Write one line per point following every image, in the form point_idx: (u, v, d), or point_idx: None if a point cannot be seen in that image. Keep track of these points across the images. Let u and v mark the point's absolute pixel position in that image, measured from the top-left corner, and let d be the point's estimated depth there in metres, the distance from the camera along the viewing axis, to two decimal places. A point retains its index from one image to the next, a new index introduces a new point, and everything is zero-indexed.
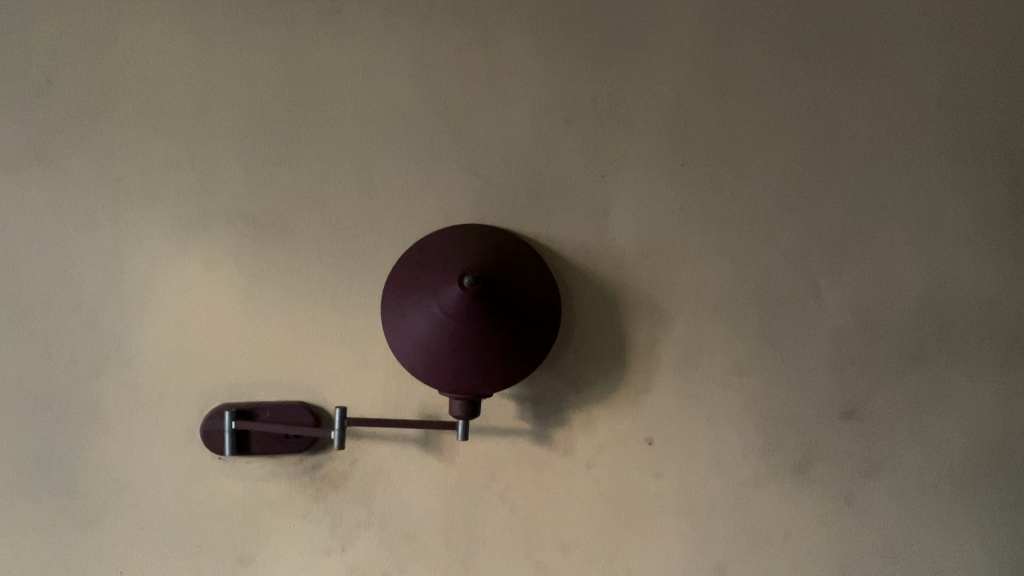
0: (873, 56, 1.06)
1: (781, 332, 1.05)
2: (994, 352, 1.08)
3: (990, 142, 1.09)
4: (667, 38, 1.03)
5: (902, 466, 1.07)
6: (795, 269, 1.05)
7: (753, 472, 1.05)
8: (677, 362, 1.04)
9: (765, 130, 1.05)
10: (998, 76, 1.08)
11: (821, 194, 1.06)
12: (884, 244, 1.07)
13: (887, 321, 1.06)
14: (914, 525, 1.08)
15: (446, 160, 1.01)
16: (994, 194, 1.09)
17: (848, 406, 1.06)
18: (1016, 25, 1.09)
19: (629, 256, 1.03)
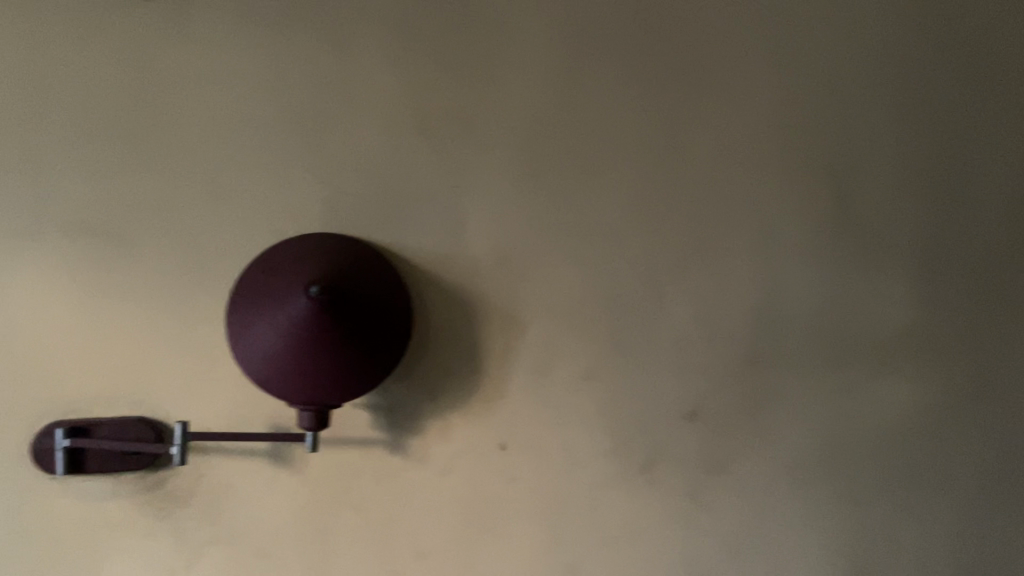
0: (714, 73, 1.12)
1: (627, 337, 1.09)
2: (825, 354, 1.14)
3: (820, 156, 1.15)
4: (519, 52, 1.06)
5: (741, 464, 1.12)
6: (643, 277, 1.09)
7: (603, 474, 1.08)
8: (529, 368, 1.06)
9: (614, 143, 1.08)
10: (827, 94, 1.15)
11: (666, 206, 1.10)
12: (724, 253, 1.11)
13: (726, 326, 1.11)
14: (754, 521, 1.12)
15: (296, 168, 1.00)
16: (824, 205, 1.14)
17: (693, 408, 1.11)
18: (843, 47, 1.16)
19: (481, 265, 1.04)
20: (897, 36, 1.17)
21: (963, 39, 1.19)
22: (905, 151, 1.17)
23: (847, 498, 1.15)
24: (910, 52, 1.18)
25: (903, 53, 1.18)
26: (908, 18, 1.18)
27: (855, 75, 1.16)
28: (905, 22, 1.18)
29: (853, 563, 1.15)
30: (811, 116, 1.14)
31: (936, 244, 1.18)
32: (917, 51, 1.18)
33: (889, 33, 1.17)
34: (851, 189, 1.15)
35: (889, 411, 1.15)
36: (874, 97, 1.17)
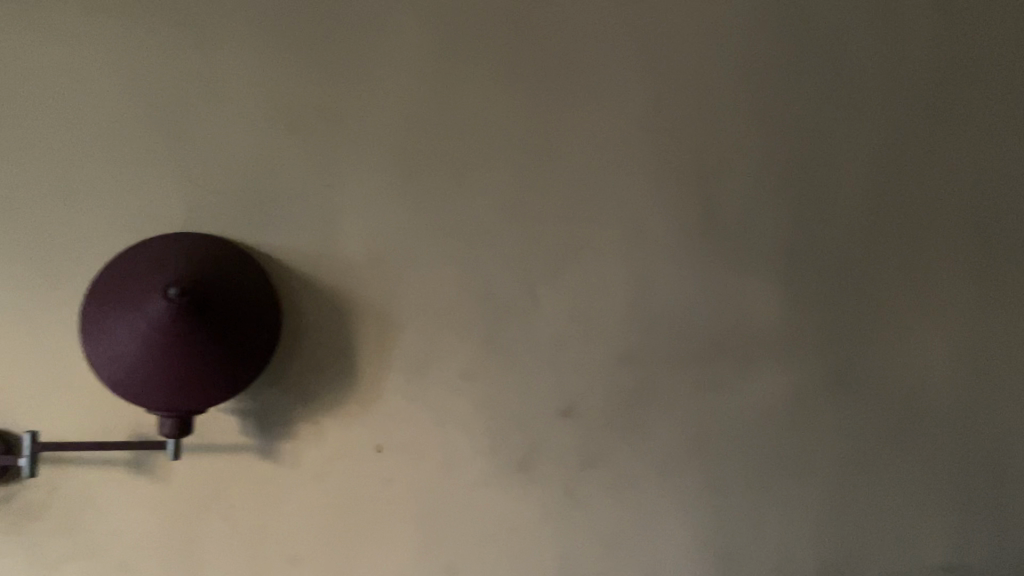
0: (585, 76, 1.13)
1: (503, 336, 1.10)
2: (695, 349, 1.17)
3: (690, 156, 1.17)
4: (391, 51, 1.05)
5: (616, 458, 1.14)
6: (517, 275, 1.10)
7: (479, 473, 1.08)
8: (404, 368, 1.05)
9: (488, 143, 1.09)
10: (695, 96, 1.18)
11: (540, 206, 1.11)
12: (597, 252, 1.14)
13: (600, 324, 1.14)
14: (630, 514, 1.14)
15: (158, 167, 0.97)
16: (693, 204, 1.17)
17: (569, 405, 1.12)
18: (711, 49, 1.19)
19: (354, 265, 1.03)
20: (764, 37, 1.21)
21: (827, 45, 1.23)
22: (773, 154, 1.20)
23: (717, 490, 1.18)
24: (777, 57, 1.21)
25: (771, 58, 1.21)
26: (776, 23, 1.21)
27: (723, 77, 1.19)
28: (772, 27, 1.21)
29: (727, 554, 1.18)
30: (681, 119, 1.17)
31: (804, 244, 1.21)
32: (783, 52, 1.21)
33: (757, 38, 1.20)
34: (721, 190, 1.18)
35: (757, 405, 1.19)
36: (743, 101, 1.20)
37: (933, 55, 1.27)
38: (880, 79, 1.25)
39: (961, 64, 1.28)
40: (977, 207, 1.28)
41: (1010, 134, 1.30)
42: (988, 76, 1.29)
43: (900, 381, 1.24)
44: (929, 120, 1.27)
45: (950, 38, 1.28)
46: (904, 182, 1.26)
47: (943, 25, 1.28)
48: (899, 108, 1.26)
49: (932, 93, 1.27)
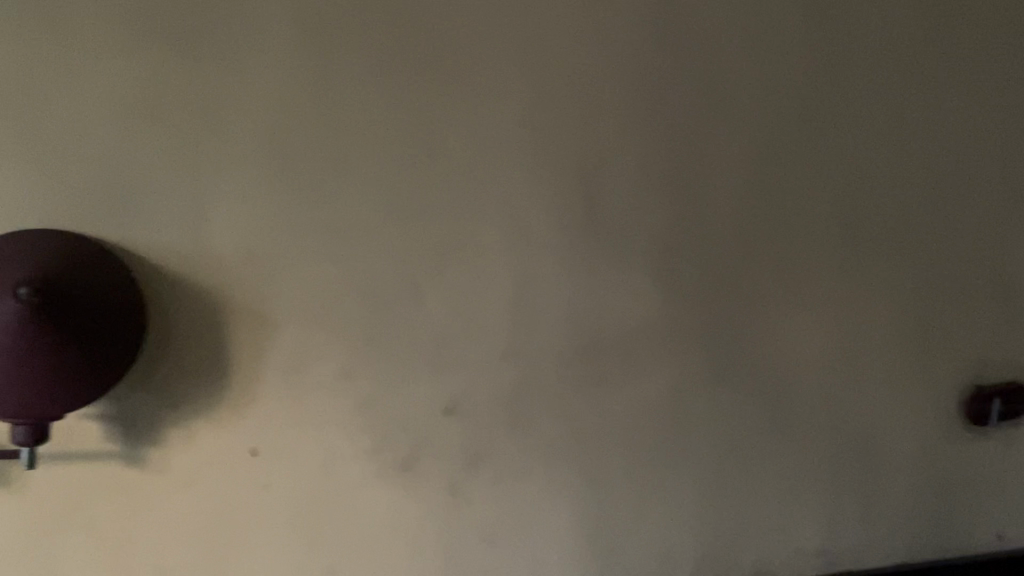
0: (468, 68, 1.11)
1: (384, 334, 1.08)
2: (577, 344, 1.18)
3: (572, 154, 1.17)
4: (264, 41, 1.02)
5: (500, 455, 1.14)
6: (397, 275, 1.09)
7: (360, 474, 1.07)
8: (280, 370, 1.03)
9: (367, 138, 1.07)
10: (578, 91, 1.17)
11: (422, 202, 1.10)
12: (480, 249, 1.13)
13: (482, 321, 1.13)
14: (513, 510, 1.15)
15: (11, 161, 0.92)
16: (574, 203, 1.17)
17: (452, 403, 1.12)
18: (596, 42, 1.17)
19: (225, 264, 1.01)
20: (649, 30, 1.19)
21: (711, 43, 1.22)
22: (655, 153, 1.20)
23: (602, 484, 1.20)
24: (659, 56, 1.20)
25: (653, 57, 1.20)
26: (659, 20, 1.20)
27: (608, 71, 1.18)
28: (655, 25, 1.20)
29: (611, 546, 1.20)
30: (563, 117, 1.16)
31: (685, 243, 1.22)
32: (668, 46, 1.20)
33: (642, 32, 1.19)
34: (604, 189, 1.18)
35: (639, 399, 1.21)
36: (625, 99, 1.19)
37: (815, 52, 1.28)
38: (762, 79, 1.25)
39: (840, 65, 1.29)
40: (851, 206, 1.31)
41: (883, 133, 1.32)
42: (865, 77, 1.31)
43: (776, 374, 1.28)
44: (809, 120, 1.28)
45: (830, 38, 1.29)
46: (784, 179, 1.27)
47: (825, 25, 1.28)
48: (780, 109, 1.26)
49: (812, 94, 1.28)
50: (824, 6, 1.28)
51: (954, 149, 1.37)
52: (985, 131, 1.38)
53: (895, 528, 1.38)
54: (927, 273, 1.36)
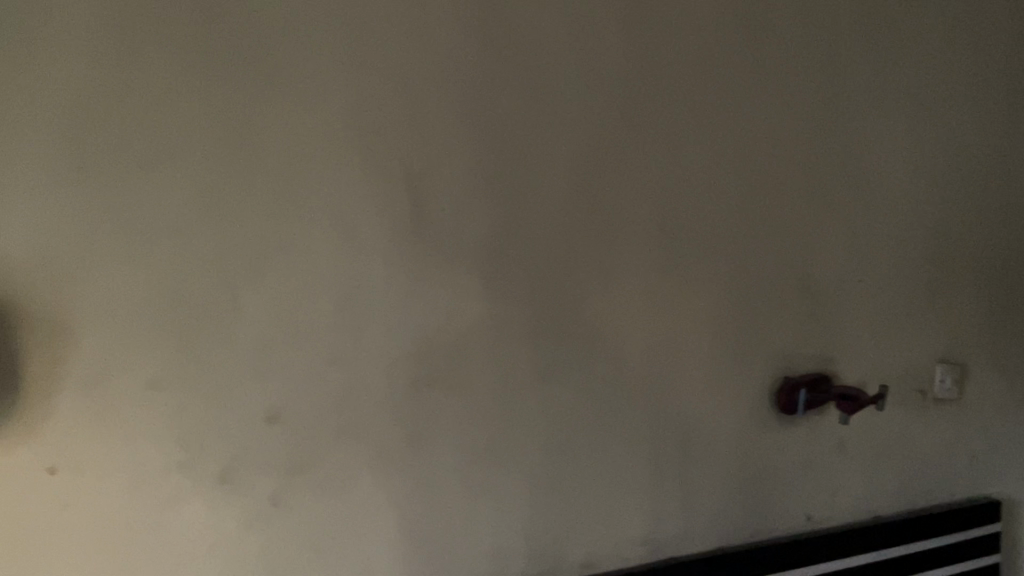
0: (285, 64, 1.07)
1: (198, 341, 1.04)
2: (404, 348, 1.17)
3: (397, 155, 1.15)
4: (57, 31, 0.96)
5: (323, 463, 1.12)
6: (210, 280, 1.05)
7: (173, 487, 1.04)
8: (81, 382, 0.99)
9: (175, 135, 1.02)
10: (403, 91, 1.15)
11: (238, 203, 1.06)
12: (301, 252, 1.09)
13: (303, 326, 1.10)
14: (338, 518, 1.13)
15: None
16: (399, 205, 1.15)
17: (273, 410, 1.09)
18: (420, 42, 1.16)
19: (17, 271, 0.95)
20: (473, 31, 1.19)
21: (539, 50, 1.24)
22: (485, 156, 1.21)
23: (433, 485, 1.20)
24: (489, 60, 1.20)
25: (483, 60, 1.20)
26: (489, 23, 1.20)
27: (433, 72, 1.17)
28: (486, 28, 1.20)
29: (441, 548, 1.21)
30: (392, 118, 1.14)
31: (514, 245, 1.24)
32: (492, 48, 1.21)
33: (467, 33, 1.19)
34: (433, 192, 1.18)
35: (467, 401, 1.21)
36: (456, 103, 1.18)
37: (634, 59, 1.32)
38: (589, 86, 1.28)
39: (662, 74, 1.34)
40: (671, 210, 1.37)
41: (697, 140, 1.38)
42: (686, 86, 1.37)
43: (603, 372, 1.32)
44: (633, 127, 1.32)
45: (654, 48, 1.33)
46: (605, 183, 1.31)
47: (648, 35, 1.33)
48: (606, 115, 1.30)
49: (636, 101, 1.32)
50: (648, 16, 1.33)
51: (765, 157, 1.45)
52: (790, 140, 1.48)
53: (713, 515, 1.45)
54: (741, 274, 1.44)
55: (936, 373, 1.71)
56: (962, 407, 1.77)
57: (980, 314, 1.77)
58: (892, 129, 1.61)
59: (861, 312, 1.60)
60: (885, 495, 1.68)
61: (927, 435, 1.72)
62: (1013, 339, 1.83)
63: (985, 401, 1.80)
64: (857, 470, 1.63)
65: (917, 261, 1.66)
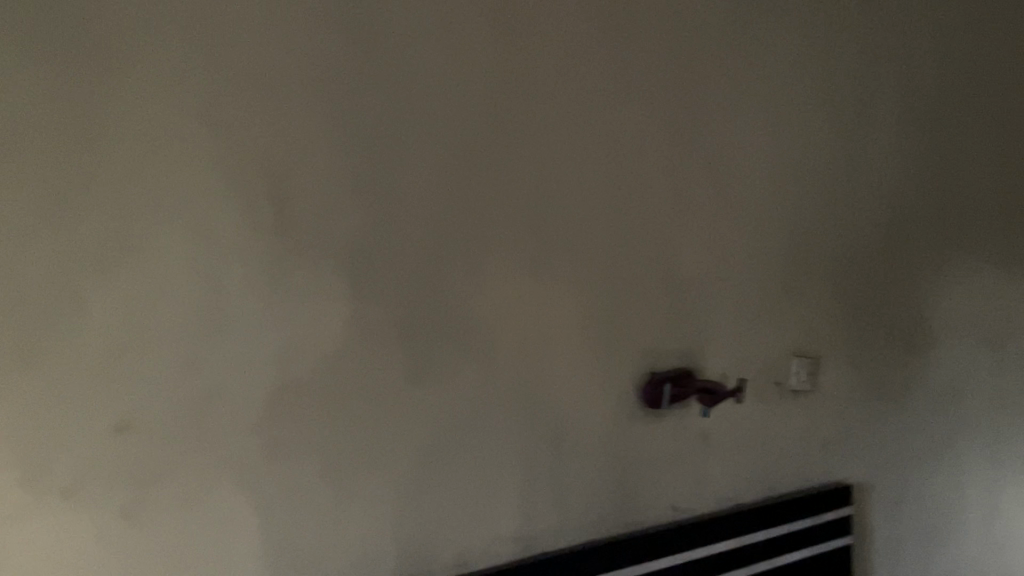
0: (133, 57, 1.03)
1: (39, 347, 0.99)
2: (265, 350, 1.13)
3: (256, 153, 1.12)
4: None
5: (179, 471, 1.08)
6: (52, 282, 0.99)
7: (13, 504, 0.98)
8: None
9: (10, 131, 0.96)
10: (261, 86, 1.11)
11: (83, 202, 1.00)
12: (153, 253, 1.05)
13: (156, 330, 1.06)
14: (195, 528, 1.09)
15: None
16: (258, 204, 1.12)
17: (124, 419, 1.04)
18: (280, 37, 1.13)
19: None
20: (335, 27, 1.17)
21: (405, 48, 1.23)
22: (350, 154, 1.19)
23: (299, 491, 1.17)
24: (354, 57, 1.19)
25: (348, 57, 1.18)
26: (351, 18, 1.18)
27: (294, 67, 1.14)
28: (350, 25, 1.18)
29: (306, 554, 1.18)
30: (249, 114, 1.11)
31: (381, 243, 1.22)
32: (355, 45, 1.19)
33: (329, 29, 1.16)
34: (297, 191, 1.15)
35: (333, 403, 1.19)
36: (320, 99, 1.16)
37: (500, 60, 1.33)
38: (456, 86, 1.28)
39: (528, 76, 1.36)
40: (539, 210, 1.38)
41: (562, 142, 1.40)
42: (551, 88, 1.39)
43: (471, 371, 1.32)
44: (500, 127, 1.33)
45: (519, 51, 1.35)
46: (473, 182, 1.31)
47: (512, 37, 1.34)
48: (473, 115, 1.30)
49: (501, 101, 1.33)
50: (511, 18, 1.34)
51: (629, 159, 1.49)
52: (653, 142, 1.52)
53: (585, 509, 1.47)
54: (607, 273, 1.47)
55: (791, 365, 1.80)
56: (816, 397, 1.87)
57: (831, 308, 1.87)
58: (749, 133, 1.68)
59: (722, 308, 1.66)
60: (746, 483, 1.75)
61: (784, 425, 1.81)
62: (861, 332, 1.94)
63: (837, 391, 1.91)
64: (720, 461, 1.69)
65: (773, 258, 1.74)
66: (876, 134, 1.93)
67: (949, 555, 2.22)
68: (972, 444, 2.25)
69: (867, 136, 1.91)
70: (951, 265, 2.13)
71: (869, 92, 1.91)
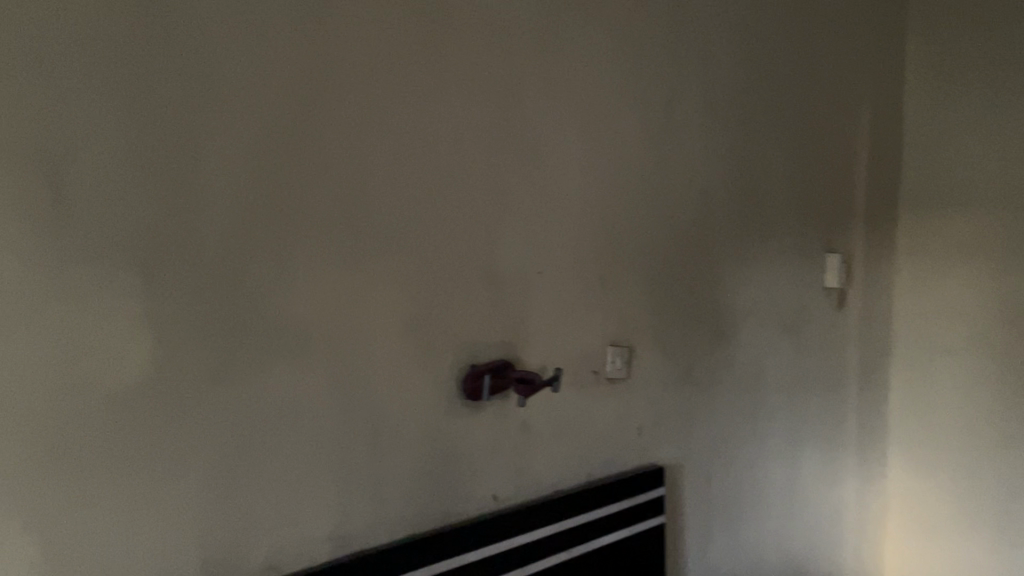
0: None
1: None
2: (44, 351, 1.05)
3: (33, 138, 1.03)
4: None
5: None
6: None
7: None
8: None
9: None
10: (39, 65, 1.02)
11: None
12: None
13: None
14: None
15: None
16: (35, 193, 1.03)
17: None
18: (61, 12, 1.04)
19: None
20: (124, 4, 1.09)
21: (204, 30, 1.17)
22: (142, 140, 1.11)
23: (89, 502, 1.09)
24: (145, 38, 1.11)
25: (139, 38, 1.10)
26: None
27: (78, 45, 1.05)
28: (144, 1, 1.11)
29: (97, 565, 1.10)
30: (25, 94, 1.02)
31: (178, 235, 1.15)
32: (148, 24, 1.11)
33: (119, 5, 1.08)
34: (82, 181, 1.07)
35: (125, 405, 1.12)
36: (108, 82, 1.08)
37: (308, 48, 1.29)
38: (260, 73, 1.23)
39: (337, 66, 1.33)
40: (352, 204, 1.35)
41: (374, 134, 1.38)
42: (363, 79, 1.36)
43: (280, 368, 1.28)
44: (308, 117, 1.29)
45: (328, 38, 1.31)
46: (279, 173, 1.26)
47: (322, 24, 1.30)
48: (279, 104, 1.25)
49: (311, 89, 1.29)
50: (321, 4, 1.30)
51: (445, 153, 1.49)
52: (468, 136, 1.53)
53: (404, 503, 1.46)
54: (424, 266, 1.47)
55: (607, 354, 1.87)
56: (630, 384, 1.94)
57: (645, 299, 1.95)
58: (563, 129, 1.72)
59: (540, 300, 1.70)
60: (566, 471, 1.80)
61: (601, 412, 1.87)
62: (672, 322, 2.04)
63: (650, 377, 1.99)
64: (540, 449, 1.73)
65: (589, 251, 1.80)
66: (684, 134, 2.02)
67: (753, 528, 2.38)
68: (771, 422, 2.42)
69: (675, 135, 2.00)
70: (752, 257, 2.28)
71: (677, 93, 2.00)
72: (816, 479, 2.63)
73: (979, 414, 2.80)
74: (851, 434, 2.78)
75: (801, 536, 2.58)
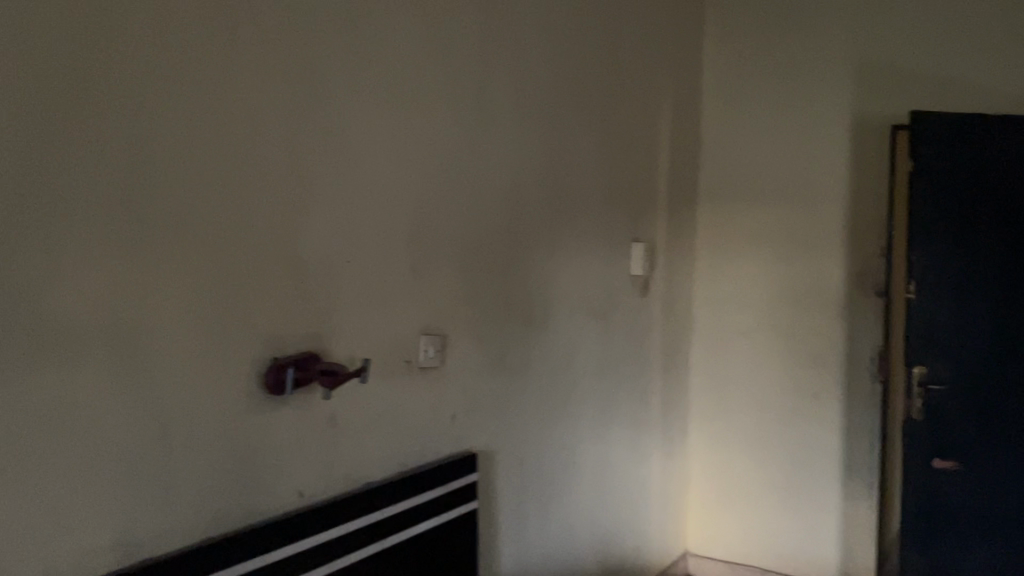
0: None
1: None
2: None
3: None
4: None
5: None
6: None
7: None
8: None
9: None
10: None
11: None
12: None
13: None
14: None
15: None
16: None
17: None
18: None
19: None
20: None
21: None
22: None
23: None
24: None
25: None
26: None
27: None
28: None
29: None
30: None
31: None
32: None
33: None
34: None
35: None
36: None
37: (86, 21, 1.19)
38: (30, 44, 1.12)
39: (120, 42, 1.23)
40: (139, 190, 1.27)
41: (162, 115, 1.30)
42: (150, 58, 1.27)
43: (53, 365, 1.18)
44: (88, 94, 1.19)
45: (109, 11, 1.21)
46: (52, 155, 1.15)
47: None
48: (52, 78, 1.15)
49: (91, 66, 1.20)
50: None
51: (243, 139, 1.42)
52: (268, 120, 1.47)
53: (199, 503, 1.39)
54: (220, 254, 1.40)
55: (419, 343, 1.86)
56: (442, 373, 1.95)
57: (458, 288, 1.96)
58: (371, 117, 1.69)
59: (348, 290, 1.66)
60: (378, 462, 1.78)
61: (413, 402, 1.86)
62: (485, 311, 2.06)
63: (463, 366, 2.01)
64: (349, 441, 1.70)
65: (400, 240, 1.78)
66: (494, 125, 2.05)
67: (565, 509, 2.46)
68: (582, 406, 2.51)
69: (485, 127, 2.02)
70: (562, 246, 2.35)
71: (487, 84, 2.02)
72: (623, 457, 2.75)
73: (764, 391, 3.08)
74: (655, 413, 2.94)
75: (610, 513, 2.69)
